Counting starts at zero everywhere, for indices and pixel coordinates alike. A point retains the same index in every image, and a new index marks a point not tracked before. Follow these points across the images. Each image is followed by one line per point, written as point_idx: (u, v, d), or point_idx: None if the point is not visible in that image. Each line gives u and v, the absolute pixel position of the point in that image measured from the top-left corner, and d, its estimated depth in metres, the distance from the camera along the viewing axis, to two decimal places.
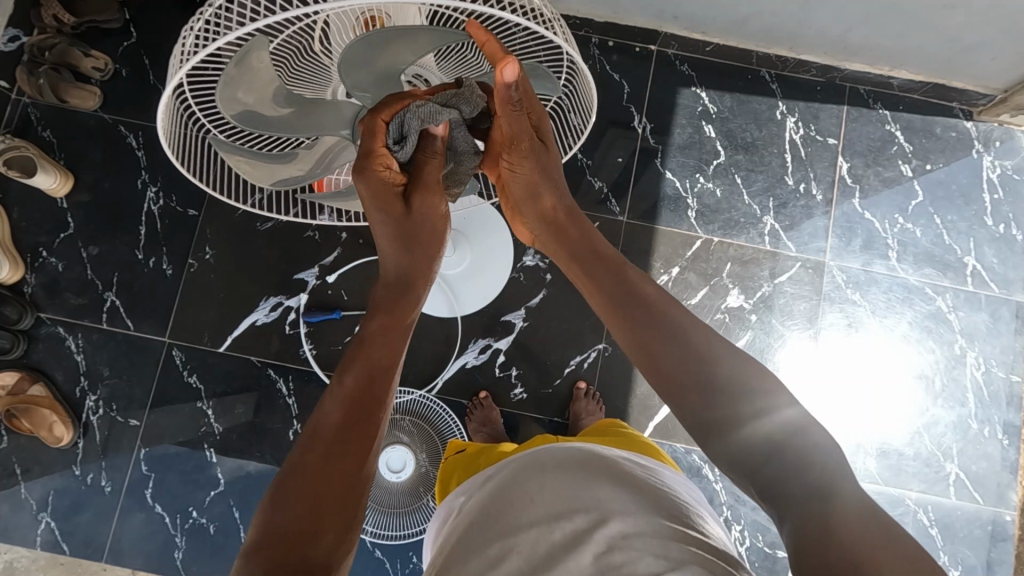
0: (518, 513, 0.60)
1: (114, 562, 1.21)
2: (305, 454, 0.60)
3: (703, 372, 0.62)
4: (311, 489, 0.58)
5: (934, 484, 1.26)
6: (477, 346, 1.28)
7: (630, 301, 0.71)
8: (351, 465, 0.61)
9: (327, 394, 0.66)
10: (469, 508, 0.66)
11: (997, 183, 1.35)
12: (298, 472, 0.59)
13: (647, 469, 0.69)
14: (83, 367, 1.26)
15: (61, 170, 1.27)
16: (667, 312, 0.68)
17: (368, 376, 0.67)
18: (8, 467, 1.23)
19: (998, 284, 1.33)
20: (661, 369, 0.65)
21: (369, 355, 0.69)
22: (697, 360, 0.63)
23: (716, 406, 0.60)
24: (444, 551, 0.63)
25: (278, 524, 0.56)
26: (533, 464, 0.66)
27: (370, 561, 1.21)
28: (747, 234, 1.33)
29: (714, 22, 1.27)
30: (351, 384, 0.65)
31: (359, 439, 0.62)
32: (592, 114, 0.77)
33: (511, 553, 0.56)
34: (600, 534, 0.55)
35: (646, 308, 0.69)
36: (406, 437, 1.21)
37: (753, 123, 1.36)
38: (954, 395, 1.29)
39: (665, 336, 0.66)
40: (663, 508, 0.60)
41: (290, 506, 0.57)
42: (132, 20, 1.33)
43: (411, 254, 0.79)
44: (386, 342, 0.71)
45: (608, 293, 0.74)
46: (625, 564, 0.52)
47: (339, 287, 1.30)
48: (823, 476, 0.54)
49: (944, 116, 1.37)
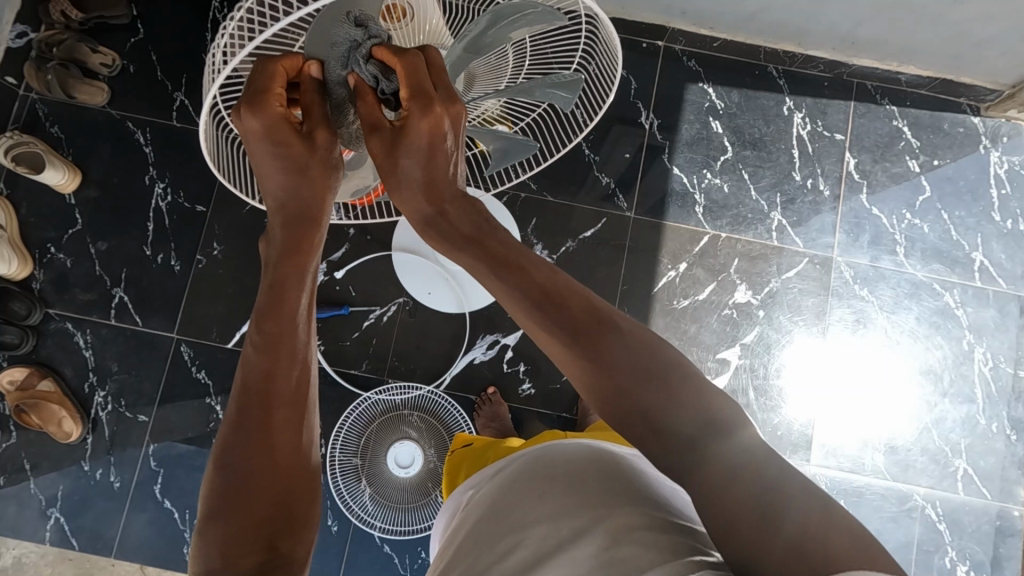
0: (526, 510, 0.59)
1: (124, 557, 1.21)
2: (231, 438, 0.59)
3: (668, 408, 0.54)
4: (256, 484, 0.58)
5: (942, 479, 1.26)
6: (486, 342, 1.28)
7: (585, 326, 0.59)
8: (288, 446, 0.60)
9: (247, 347, 0.62)
10: (478, 501, 0.66)
11: (1004, 178, 1.35)
12: (232, 462, 0.58)
13: (657, 466, 0.66)
14: (92, 362, 1.26)
15: (70, 165, 1.27)
16: (638, 339, 0.58)
17: (287, 320, 0.63)
18: (17, 461, 1.23)
19: (1006, 279, 1.33)
20: (627, 410, 0.55)
21: (281, 303, 0.63)
22: (661, 392, 0.54)
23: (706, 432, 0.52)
24: (452, 546, 0.63)
25: (229, 523, 0.57)
26: (540, 462, 0.64)
27: (378, 555, 1.21)
28: (754, 229, 1.33)
29: (723, 17, 1.27)
30: (270, 341, 0.61)
31: (290, 411, 0.61)
32: (615, 83, 0.76)
33: (519, 547, 0.55)
34: (603, 528, 0.52)
35: (609, 332, 0.58)
36: (414, 432, 1.22)
37: (761, 119, 1.36)
38: (962, 391, 1.29)
39: (626, 365, 0.56)
40: (669, 507, 0.56)
41: (238, 506, 0.58)
42: (140, 16, 1.33)
43: (319, 182, 0.66)
44: (299, 277, 0.65)
45: (563, 321, 0.59)
46: (631, 559, 0.48)
47: (348, 283, 1.29)
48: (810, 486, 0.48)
49: (953, 111, 1.36)
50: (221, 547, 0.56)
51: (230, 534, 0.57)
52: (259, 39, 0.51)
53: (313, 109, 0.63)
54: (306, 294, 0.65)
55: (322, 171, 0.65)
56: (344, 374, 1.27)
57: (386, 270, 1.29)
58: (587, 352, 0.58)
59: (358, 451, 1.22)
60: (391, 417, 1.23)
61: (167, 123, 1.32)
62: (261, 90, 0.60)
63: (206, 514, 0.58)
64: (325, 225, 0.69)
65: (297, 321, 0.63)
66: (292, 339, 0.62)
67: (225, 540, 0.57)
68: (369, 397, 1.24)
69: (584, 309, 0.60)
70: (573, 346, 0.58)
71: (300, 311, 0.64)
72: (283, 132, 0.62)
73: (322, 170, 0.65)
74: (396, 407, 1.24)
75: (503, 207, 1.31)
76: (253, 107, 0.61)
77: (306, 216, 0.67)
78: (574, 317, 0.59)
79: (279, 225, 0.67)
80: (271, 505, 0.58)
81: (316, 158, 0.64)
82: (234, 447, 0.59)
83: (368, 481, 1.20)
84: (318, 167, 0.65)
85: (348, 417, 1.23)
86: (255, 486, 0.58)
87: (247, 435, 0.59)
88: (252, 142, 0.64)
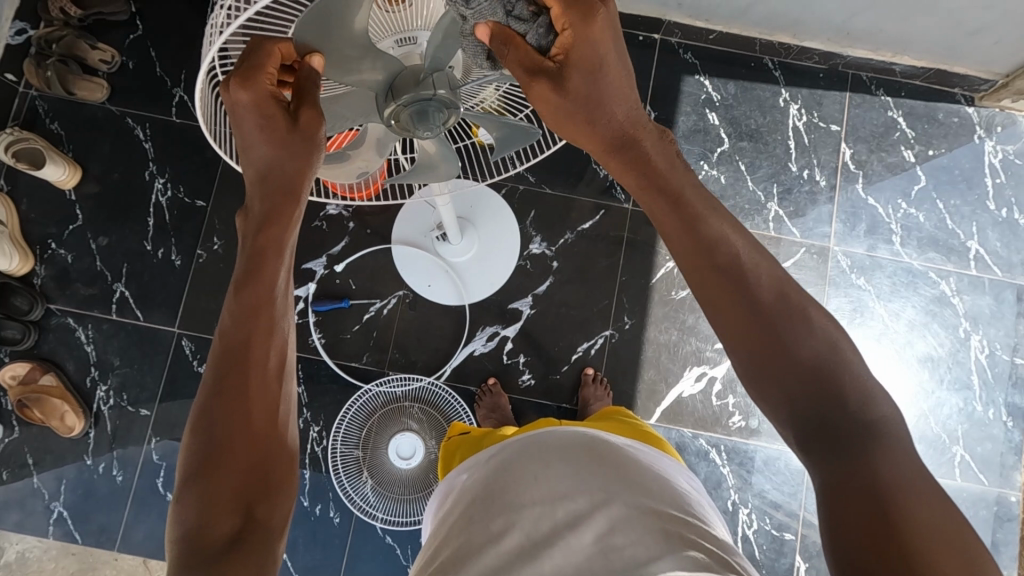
0: (522, 489, 0.58)
1: (127, 551, 1.21)
2: (207, 404, 0.60)
3: (799, 374, 0.59)
4: (229, 450, 0.59)
5: (939, 466, 1.27)
6: (485, 334, 1.29)
7: (738, 276, 0.63)
8: (263, 413, 0.62)
9: (225, 318, 0.65)
10: (470, 484, 0.65)
11: (999, 167, 1.36)
12: (208, 426, 0.60)
13: (648, 456, 0.66)
14: (94, 357, 1.27)
15: (70, 161, 1.27)
16: (805, 319, 0.61)
17: (267, 291, 0.64)
18: (20, 457, 1.24)
19: (1001, 267, 1.34)
20: (756, 339, 0.61)
21: (257, 275, 0.64)
22: (798, 360, 0.59)
23: (847, 405, 0.57)
24: (444, 527, 0.62)
25: (207, 485, 0.58)
26: (532, 446, 0.64)
27: (381, 547, 1.22)
28: (751, 220, 1.34)
29: (718, 9, 1.28)
30: (246, 312, 0.64)
31: (264, 380, 0.63)
32: None
33: (511, 529, 0.54)
34: (602, 518, 0.53)
35: (760, 299, 0.62)
36: (415, 424, 1.23)
37: (758, 110, 1.37)
38: (960, 379, 1.30)
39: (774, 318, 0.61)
40: (663, 499, 0.57)
41: (214, 468, 0.58)
42: (138, 13, 1.34)
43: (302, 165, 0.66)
44: (279, 257, 0.66)
45: (717, 265, 0.64)
46: (625, 547, 0.50)
47: (347, 277, 1.30)
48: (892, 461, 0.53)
49: (946, 101, 1.38)
50: (197, 510, 0.57)
51: (206, 496, 0.57)
52: (244, 17, 0.51)
53: (307, 91, 0.62)
54: (285, 267, 0.67)
55: (304, 153, 0.65)
56: (346, 367, 1.27)
57: (386, 262, 1.30)
58: (740, 300, 0.62)
59: (360, 443, 1.22)
60: (392, 409, 1.24)
61: (166, 118, 1.33)
62: (256, 66, 0.58)
63: (183, 480, 0.58)
64: (304, 203, 0.69)
65: (275, 294, 0.65)
66: (267, 314, 0.64)
67: (201, 504, 0.57)
68: (370, 388, 1.24)
69: (745, 265, 0.64)
70: (732, 291, 0.63)
71: (278, 283, 0.66)
72: (273, 108, 0.61)
73: (307, 150, 0.64)
74: (397, 399, 1.25)
75: (501, 198, 1.32)
76: (246, 79, 0.59)
77: (288, 191, 0.67)
78: (725, 262, 0.64)
79: (258, 197, 0.68)
80: (247, 472, 0.59)
81: (302, 138, 0.63)
82: (210, 412, 0.60)
83: (370, 473, 1.21)
84: (304, 147, 0.64)
85: (349, 408, 1.23)
86: (227, 453, 0.59)
87: (220, 402, 0.60)
88: (238, 112, 0.62)
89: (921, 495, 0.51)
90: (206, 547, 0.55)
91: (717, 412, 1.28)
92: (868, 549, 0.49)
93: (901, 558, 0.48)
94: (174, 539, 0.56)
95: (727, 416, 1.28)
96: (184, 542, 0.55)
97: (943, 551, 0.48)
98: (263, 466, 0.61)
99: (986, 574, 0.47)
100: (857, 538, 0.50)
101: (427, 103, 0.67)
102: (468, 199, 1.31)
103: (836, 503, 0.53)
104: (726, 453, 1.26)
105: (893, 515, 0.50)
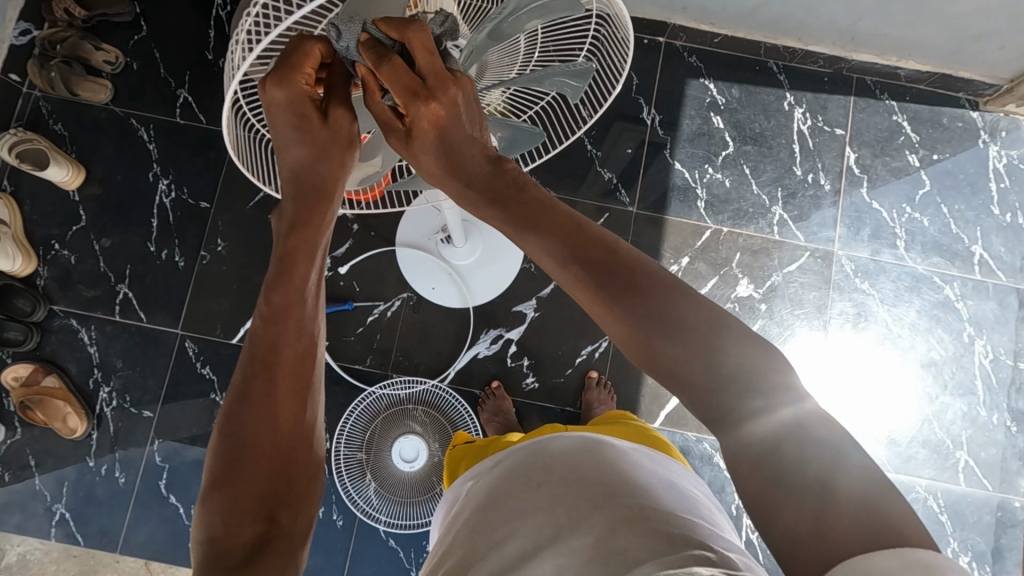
0: (527, 498, 0.58)
1: (128, 554, 1.21)
2: (238, 407, 0.60)
3: (681, 372, 0.51)
4: (258, 454, 0.59)
5: (943, 471, 1.27)
6: (489, 337, 1.29)
7: (619, 275, 0.56)
8: (292, 417, 0.61)
9: (254, 320, 0.63)
10: (478, 491, 0.65)
11: (1003, 172, 1.36)
12: (238, 429, 0.59)
13: (655, 463, 0.65)
14: (97, 359, 1.26)
15: (73, 162, 1.27)
16: (687, 304, 0.53)
17: (294, 297, 0.63)
18: (22, 458, 1.23)
19: (1005, 272, 1.34)
20: (632, 348, 0.54)
21: (289, 278, 0.63)
22: (699, 356, 0.51)
23: (742, 400, 0.49)
24: (450, 538, 0.62)
25: (233, 491, 0.58)
26: (540, 450, 0.64)
27: (383, 550, 1.22)
28: (756, 224, 1.34)
29: (724, 13, 1.28)
30: (276, 312, 0.62)
31: (294, 383, 0.62)
32: (626, 68, 0.74)
33: (515, 536, 0.54)
34: (600, 519, 0.52)
35: (649, 287, 0.54)
36: (419, 427, 1.22)
37: (763, 114, 1.37)
38: (964, 383, 1.30)
39: (678, 327, 0.52)
40: (668, 504, 0.56)
41: (240, 473, 0.58)
42: (142, 14, 1.34)
43: (332, 162, 0.66)
44: (308, 262, 0.64)
45: (592, 267, 0.56)
46: (628, 549, 0.48)
47: (351, 279, 1.29)
48: (823, 463, 0.45)
49: (951, 106, 1.38)
50: (222, 515, 0.57)
51: (230, 503, 0.57)
52: (270, 38, 0.50)
53: (338, 90, 0.65)
54: (316, 270, 0.66)
55: (339, 151, 0.66)
56: (348, 369, 1.27)
57: (389, 265, 1.30)
58: (616, 297, 0.54)
59: (363, 446, 1.22)
60: (395, 412, 1.23)
61: (170, 120, 1.33)
62: (293, 64, 0.59)
63: (209, 484, 0.58)
64: (335, 203, 0.69)
65: (306, 294, 0.64)
66: (298, 315, 0.63)
67: (225, 510, 0.57)
68: (373, 391, 1.23)
69: (619, 258, 0.57)
70: (599, 290, 0.55)
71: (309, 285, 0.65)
72: (308, 108, 0.62)
73: (337, 147, 0.66)
74: (400, 402, 1.24)
75: None
76: (281, 80, 0.59)
77: (317, 191, 0.67)
78: (607, 265, 0.56)
79: (291, 197, 0.67)
80: (274, 475, 0.59)
81: (334, 137, 0.65)
82: (240, 417, 0.59)
83: (373, 476, 1.20)
84: (335, 146, 0.65)
85: (352, 411, 1.23)
86: (255, 458, 0.59)
87: (251, 407, 0.60)
88: (274, 111, 0.62)
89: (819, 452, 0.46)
90: (223, 558, 0.56)
91: None
92: (793, 538, 0.43)
93: (822, 548, 0.42)
94: (201, 543, 0.57)
95: None
96: (208, 547, 0.56)
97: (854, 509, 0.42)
98: (292, 472, 0.61)
99: (902, 524, 0.41)
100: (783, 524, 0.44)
101: None
102: None
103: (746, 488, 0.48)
104: None
105: (798, 495, 0.45)
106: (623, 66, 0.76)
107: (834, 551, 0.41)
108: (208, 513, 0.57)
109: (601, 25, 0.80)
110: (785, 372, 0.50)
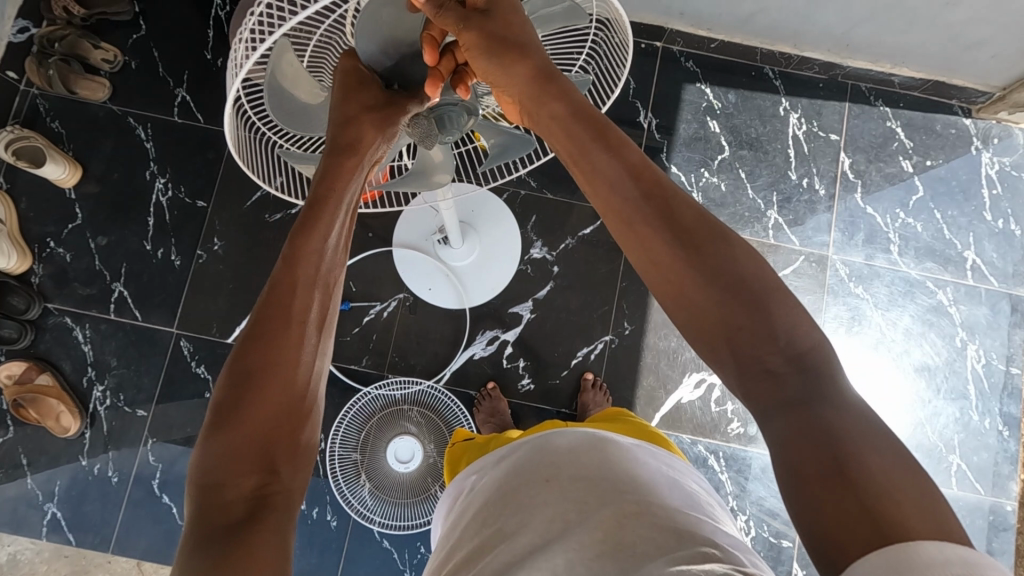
0: (536, 492, 0.57)
1: (120, 554, 1.20)
2: (244, 350, 0.53)
3: (745, 351, 0.49)
4: (262, 402, 0.51)
5: (935, 475, 1.28)
6: (486, 338, 1.29)
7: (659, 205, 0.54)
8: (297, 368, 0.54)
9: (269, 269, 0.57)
10: (482, 487, 0.65)
11: (996, 179, 1.38)
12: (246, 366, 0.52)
13: (657, 459, 0.65)
14: (90, 358, 1.26)
15: (70, 161, 1.27)
16: (745, 265, 0.51)
17: (313, 275, 0.57)
18: (14, 456, 1.23)
19: (997, 277, 1.34)
20: (704, 318, 0.51)
21: (304, 235, 0.57)
22: (695, 265, 0.51)
23: (769, 323, 0.48)
24: (456, 532, 0.62)
25: (227, 438, 0.50)
26: (547, 444, 0.64)
27: (378, 551, 1.22)
28: (751, 228, 1.35)
29: (720, 18, 1.29)
30: (294, 257, 0.56)
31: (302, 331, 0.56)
32: (624, 74, 0.75)
33: (524, 530, 0.54)
34: (607, 513, 0.52)
35: (705, 249, 0.51)
36: (414, 427, 1.21)
37: (758, 119, 1.38)
38: (956, 387, 1.31)
39: (707, 262, 0.51)
40: (673, 499, 0.56)
41: (241, 415, 0.50)
42: (142, 13, 1.35)
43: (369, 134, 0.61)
44: (331, 220, 0.59)
45: (642, 201, 0.55)
46: (637, 543, 0.49)
47: (348, 279, 1.30)
48: (868, 436, 0.43)
49: (944, 114, 1.39)
50: (220, 463, 0.49)
51: (232, 448, 0.50)
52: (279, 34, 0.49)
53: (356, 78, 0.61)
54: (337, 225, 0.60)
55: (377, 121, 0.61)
56: (344, 369, 1.27)
57: (387, 265, 1.30)
58: (688, 253, 0.52)
59: (358, 446, 1.21)
60: (390, 412, 1.22)
61: (167, 119, 1.33)
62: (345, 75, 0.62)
63: (208, 422, 0.50)
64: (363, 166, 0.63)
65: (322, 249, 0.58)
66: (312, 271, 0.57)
67: (223, 455, 0.49)
68: (368, 391, 1.22)
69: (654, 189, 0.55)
70: (669, 236, 0.53)
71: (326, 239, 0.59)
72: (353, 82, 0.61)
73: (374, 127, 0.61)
74: (395, 403, 1.23)
75: (503, 203, 1.33)
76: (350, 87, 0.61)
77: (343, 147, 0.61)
78: (687, 221, 0.53)
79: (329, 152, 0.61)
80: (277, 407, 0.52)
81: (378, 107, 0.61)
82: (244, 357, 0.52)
83: (367, 478, 1.19)
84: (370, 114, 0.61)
85: (347, 412, 1.21)
86: (261, 400, 0.51)
87: (267, 356, 0.52)
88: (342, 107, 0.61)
89: (883, 449, 0.42)
90: (222, 514, 0.48)
91: (715, 419, 1.28)
92: (831, 527, 0.40)
93: (868, 522, 0.39)
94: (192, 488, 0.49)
95: (725, 423, 1.28)
96: (204, 491, 0.49)
97: (910, 507, 0.39)
98: (295, 419, 0.53)
99: (935, 513, 0.39)
100: (813, 501, 0.42)
101: (450, 108, 0.66)
102: (469, 203, 1.32)
103: (784, 459, 0.45)
104: (725, 460, 1.26)
105: (854, 469, 0.41)
106: (621, 74, 0.77)
107: (858, 538, 0.39)
108: (205, 455, 0.49)
109: (603, 28, 0.80)
110: (811, 333, 0.49)
